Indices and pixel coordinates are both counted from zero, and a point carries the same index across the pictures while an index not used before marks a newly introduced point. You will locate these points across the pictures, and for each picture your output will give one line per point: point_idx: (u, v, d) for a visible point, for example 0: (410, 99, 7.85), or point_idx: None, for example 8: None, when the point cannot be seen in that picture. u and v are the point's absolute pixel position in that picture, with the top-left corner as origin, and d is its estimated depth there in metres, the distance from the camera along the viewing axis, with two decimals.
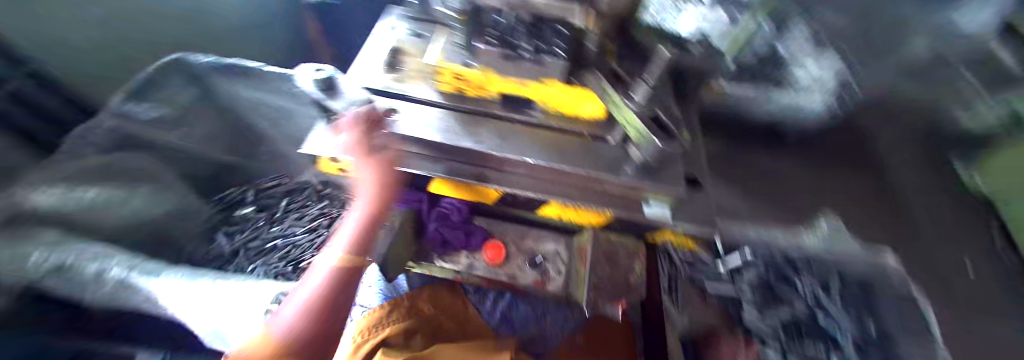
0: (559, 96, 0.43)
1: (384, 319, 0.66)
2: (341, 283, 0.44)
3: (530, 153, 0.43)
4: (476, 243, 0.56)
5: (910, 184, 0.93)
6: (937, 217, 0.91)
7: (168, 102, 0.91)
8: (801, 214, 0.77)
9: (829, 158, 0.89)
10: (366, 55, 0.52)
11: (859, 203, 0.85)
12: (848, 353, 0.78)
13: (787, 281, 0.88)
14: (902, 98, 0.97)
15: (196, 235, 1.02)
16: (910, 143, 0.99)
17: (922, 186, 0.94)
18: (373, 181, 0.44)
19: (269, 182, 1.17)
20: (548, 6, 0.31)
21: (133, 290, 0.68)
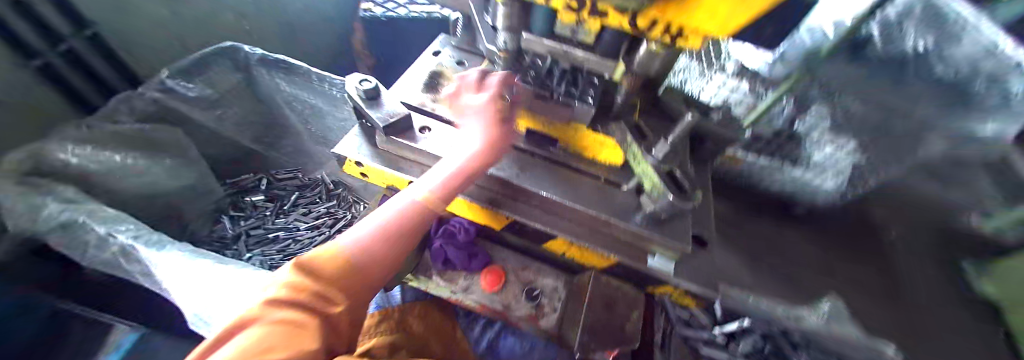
0: (582, 139, 0.47)
1: (372, 329, 0.67)
2: (415, 226, 0.39)
3: (546, 187, 0.45)
4: (474, 267, 0.57)
5: (921, 280, 0.85)
6: (951, 323, 0.81)
7: (211, 85, 0.96)
8: (806, 290, 0.71)
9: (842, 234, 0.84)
10: (408, 77, 0.58)
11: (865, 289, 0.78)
12: None
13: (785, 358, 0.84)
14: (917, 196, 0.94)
15: (204, 213, 1.04)
16: (929, 244, 0.91)
17: (936, 283, 0.86)
18: (489, 137, 0.42)
19: (283, 174, 1.22)
20: (585, 59, 0.37)
21: (132, 259, 0.67)
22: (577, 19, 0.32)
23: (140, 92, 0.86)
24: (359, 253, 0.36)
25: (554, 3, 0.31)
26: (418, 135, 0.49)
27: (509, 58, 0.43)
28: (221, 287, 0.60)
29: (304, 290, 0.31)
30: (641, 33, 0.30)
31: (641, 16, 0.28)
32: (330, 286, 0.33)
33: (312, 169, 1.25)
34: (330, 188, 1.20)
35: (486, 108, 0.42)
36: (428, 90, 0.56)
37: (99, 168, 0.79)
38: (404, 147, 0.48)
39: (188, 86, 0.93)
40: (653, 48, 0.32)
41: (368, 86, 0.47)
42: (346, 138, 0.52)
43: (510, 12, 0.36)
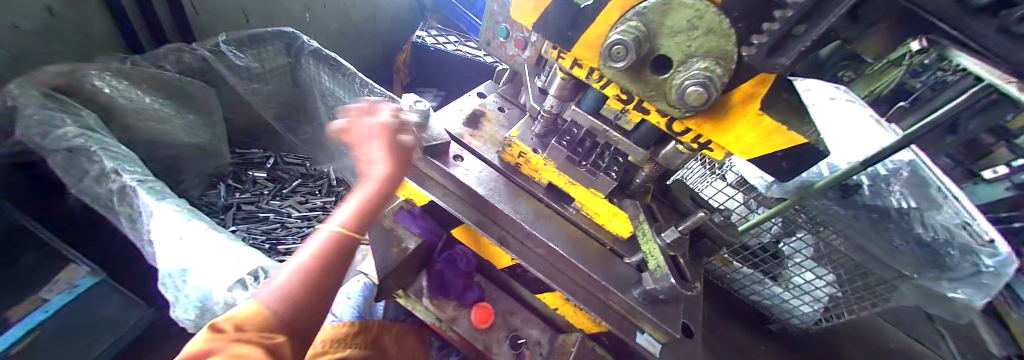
0: (598, 208, 0.50)
1: (348, 339, 0.61)
2: (341, 254, 0.38)
3: (555, 240, 0.48)
4: (468, 300, 0.57)
5: None
6: None
7: (259, 59, 1.04)
8: None
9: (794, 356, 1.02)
10: (450, 109, 0.63)
11: None
12: None
13: None
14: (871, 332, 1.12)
15: (205, 178, 1.04)
16: None
17: None
18: (389, 157, 0.43)
19: (293, 159, 1.25)
20: (621, 141, 0.42)
21: (126, 200, 0.67)
22: (622, 108, 0.38)
23: (193, 49, 0.93)
24: (284, 289, 0.34)
25: (607, 91, 0.37)
26: (451, 161, 0.52)
27: (550, 118, 0.49)
28: (205, 253, 0.58)
29: (233, 329, 0.29)
30: (671, 133, 0.36)
31: (680, 124, 0.34)
32: (264, 323, 0.31)
33: (321, 161, 1.28)
34: (332, 184, 1.21)
35: (383, 136, 0.45)
36: (467, 125, 0.60)
37: (126, 104, 0.81)
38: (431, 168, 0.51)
39: (239, 55, 0.99)
40: (680, 148, 0.38)
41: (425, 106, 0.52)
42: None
43: (565, 86, 0.43)
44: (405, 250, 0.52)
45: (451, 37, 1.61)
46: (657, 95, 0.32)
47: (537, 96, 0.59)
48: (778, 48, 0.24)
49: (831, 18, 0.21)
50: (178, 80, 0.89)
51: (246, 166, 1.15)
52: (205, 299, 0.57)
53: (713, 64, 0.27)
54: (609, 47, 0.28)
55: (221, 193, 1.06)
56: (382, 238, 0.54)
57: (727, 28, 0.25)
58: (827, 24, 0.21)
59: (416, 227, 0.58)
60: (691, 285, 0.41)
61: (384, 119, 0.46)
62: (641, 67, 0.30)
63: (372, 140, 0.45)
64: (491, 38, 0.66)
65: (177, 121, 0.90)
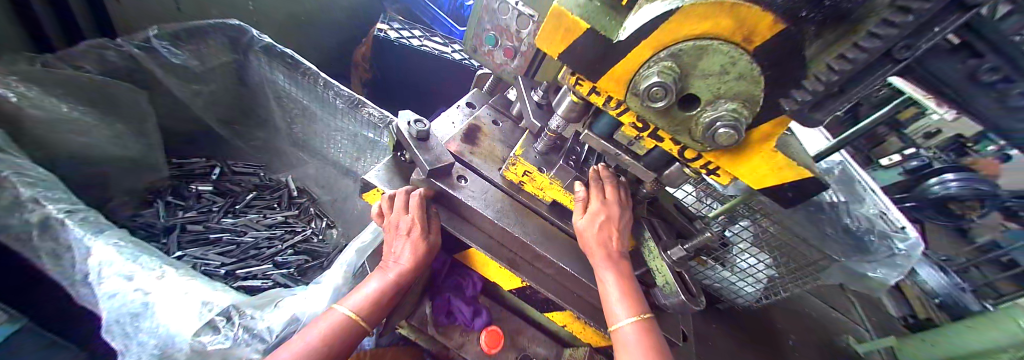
0: None
1: None
2: (345, 338, 0.44)
3: (567, 261, 0.48)
4: (477, 324, 0.59)
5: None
6: None
7: (201, 58, 0.94)
8: None
9: (756, 332, 1.15)
10: (444, 126, 0.63)
11: None
12: None
13: None
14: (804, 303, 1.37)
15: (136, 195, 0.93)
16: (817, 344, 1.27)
17: None
18: (414, 257, 0.48)
19: (243, 169, 1.14)
20: (631, 164, 0.44)
21: (53, 235, 0.58)
22: (636, 135, 0.39)
23: (118, 45, 0.83)
24: None
25: (622, 118, 0.38)
26: (457, 183, 0.50)
27: (556, 137, 0.50)
28: (155, 292, 0.53)
29: None
30: (683, 159, 0.39)
31: (694, 153, 0.37)
32: None
33: (276, 170, 1.19)
34: (293, 195, 1.13)
35: (412, 226, 0.47)
36: (464, 142, 0.59)
37: (39, 114, 0.70)
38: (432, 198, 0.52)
39: (175, 52, 0.90)
40: (687, 171, 0.41)
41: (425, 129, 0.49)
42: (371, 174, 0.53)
43: (574, 108, 0.43)
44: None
45: (415, 31, 1.53)
46: (680, 130, 0.33)
47: (534, 110, 0.59)
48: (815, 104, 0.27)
49: (857, 93, 0.27)
50: (101, 82, 0.78)
51: (195, 178, 1.06)
52: (163, 345, 0.52)
53: (740, 106, 0.29)
54: (645, 89, 0.29)
55: (161, 212, 0.94)
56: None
57: (758, 76, 0.27)
58: (846, 98, 0.27)
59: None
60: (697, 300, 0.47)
61: (416, 204, 0.48)
62: (669, 107, 0.31)
63: (400, 230, 0.48)
64: (476, 45, 0.60)
65: (91, 132, 0.79)
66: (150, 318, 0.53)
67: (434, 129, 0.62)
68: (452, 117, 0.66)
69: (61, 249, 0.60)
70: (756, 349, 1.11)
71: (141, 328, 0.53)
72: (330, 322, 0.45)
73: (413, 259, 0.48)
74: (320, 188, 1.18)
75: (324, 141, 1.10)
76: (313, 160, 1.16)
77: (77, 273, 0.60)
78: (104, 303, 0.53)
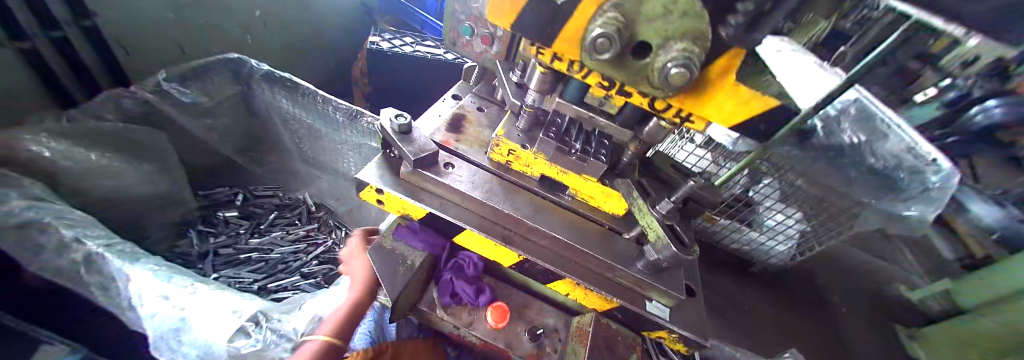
0: (591, 190, 0.55)
1: None
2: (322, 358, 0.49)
3: (556, 231, 0.52)
4: (483, 302, 0.63)
5: (850, 321, 1.24)
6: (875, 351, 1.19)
7: (207, 92, 0.99)
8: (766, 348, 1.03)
9: (791, 292, 1.22)
10: (431, 118, 0.64)
11: (804, 331, 1.13)
12: None
13: None
14: (836, 259, 1.46)
15: (170, 230, 1.01)
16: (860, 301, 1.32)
17: (868, 332, 1.24)
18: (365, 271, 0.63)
19: (264, 191, 1.23)
20: (609, 126, 0.48)
21: (97, 268, 0.65)
22: (605, 94, 0.40)
23: (132, 92, 0.89)
24: None
25: (589, 80, 0.38)
26: (443, 170, 0.53)
27: (534, 111, 0.52)
28: (190, 305, 0.59)
29: None
30: (655, 112, 0.40)
31: (664, 102, 0.38)
32: None
33: (293, 189, 1.27)
34: (312, 210, 1.20)
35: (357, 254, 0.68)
36: (451, 130, 0.61)
37: (72, 165, 0.77)
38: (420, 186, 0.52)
39: (183, 91, 0.95)
40: (664, 124, 0.43)
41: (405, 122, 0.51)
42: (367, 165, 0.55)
43: (545, 80, 0.44)
44: (412, 268, 0.56)
45: (406, 38, 1.55)
46: (640, 79, 0.34)
47: (515, 91, 0.60)
48: (753, 26, 0.27)
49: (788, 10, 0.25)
50: (123, 129, 0.86)
51: (223, 205, 1.15)
52: (204, 351, 0.57)
53: (691, 44, 0.28)
54: (592, 42, 0.29)
55: (194, 241, 1.04)
56: (388, 259, 0.56)
57: (699, 10, 0.27)
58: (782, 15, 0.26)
59: (419, 241, 0.60)
60: (690, 250, 0.46)
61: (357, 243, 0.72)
62: (623, 58, 0.32)
63: (354, 260, 0.67)
64: (455, 38, 0.62)
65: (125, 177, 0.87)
66: (189, 332, 0.58)
67: (420, 121, 0.64)
68: (441, 108, 0.68)
69: (107, 282, 0.67)
70: (791, 306, 1.18)
71: (183, 341, 0.58)
72: (307, 351, 0.50)
73: (363, 267, 0.64)
74: (336, 201, 1.25)
75: (332, 155, 1.15)
76: (325, 175, 1.22)
77: (126, 302, 0.67)
78: (149, 321, 0.59)
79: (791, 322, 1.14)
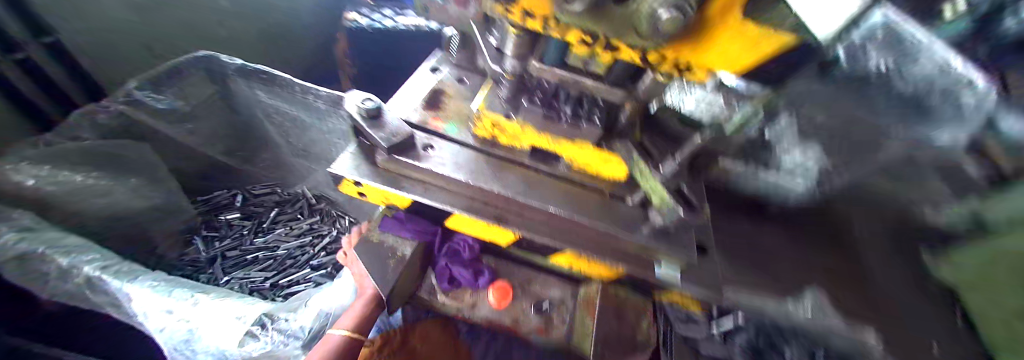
0: (585, 156, 0.52)
1: None
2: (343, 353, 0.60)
3: (552, 203, 0.49)
4: (483, 283, 0.65)
5: (873, 254, 1.05)
6: (899, 281, 1.02)
7: (180, 96, 0.98)
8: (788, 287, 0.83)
9: (806, 226, 1.03)
10: (410, 98, 0.59)
11: (824, 269, 0.94)
12: None
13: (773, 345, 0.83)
14: (872, 186, 1.13)
15: (174, 235, 1.13)
16: (881, 232, 1.10)
17: (894, 268, 1.05)
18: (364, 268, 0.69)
19: (262, 189, 1.30)
20: (599, 88, 0.42)
21: (99, 289, 0.73)
22: (589, 52, 0.34)
23: (105, 105, 0.90)
24: None
25: (568, 37, 0.33)
26: (422, 152, 0.50)
27: (514, 77, 0.47)
28: (192, 315, 0.69)
29: None
30: (647, 64, 0.36)
31: (655, 53, 0.34)
32: None
33: (291, 183, 1.32)
34: (312, 203, 1.28)
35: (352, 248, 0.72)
36: (428, 109, 0.57)
37: (57, 189, 0.84)
38: (400, 173, 0.49)
39: (157, 98, 0.96)
40: (660, 78, 0.38)
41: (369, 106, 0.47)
42: (341, 156, 0.51)
43: (521, 42, 0.39)
44: (403, 259, 0.56)
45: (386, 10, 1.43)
46: (625, 31, 0.29)
47: (494, 56, 0.54)
48: None
49: None
50: (101, 146, 0.90)
51: (222, 208, 1.25)
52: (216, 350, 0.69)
53: None
54: None
55: (200, 247, 1.16)
56: (375, 252, 0.57)
57: None
58: None
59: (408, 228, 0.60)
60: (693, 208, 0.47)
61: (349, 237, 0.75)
62: (602, 6, 0.27)
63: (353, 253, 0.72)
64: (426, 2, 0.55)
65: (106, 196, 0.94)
66: (197, 340, 0.70)
67: (393, 99, 0.60)
68: (416, 82, 0.64)
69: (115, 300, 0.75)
70: (806, 240, 1.00)
71: (195, 347, 0.70)
72: (331, 347, 0.61)
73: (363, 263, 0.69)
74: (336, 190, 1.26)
75: (321, 145, 1.12)
76: (319, 167, 1.20)
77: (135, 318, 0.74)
78: (160, 334, 0.71)
79: (812, 260, 0.95)
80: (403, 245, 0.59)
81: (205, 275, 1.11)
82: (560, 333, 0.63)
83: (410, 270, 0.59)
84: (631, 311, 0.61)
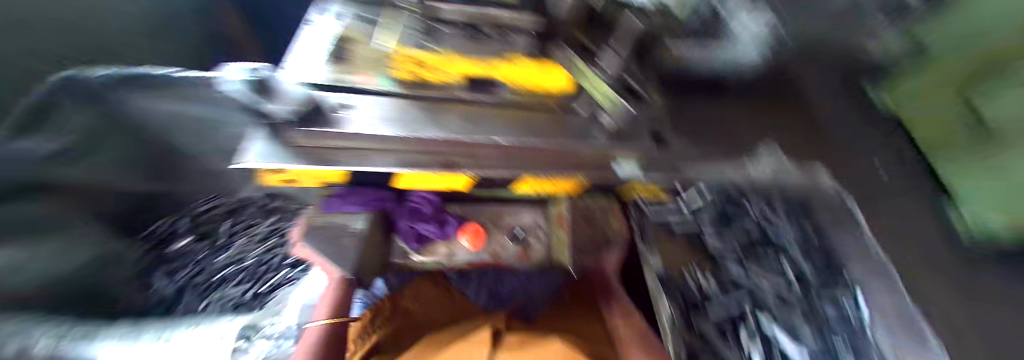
0: (519, 71, 0.59)
1: (369, 326, 0.72)
2: (328, 336, 0.64)
3: (496, 133, 0.54)
4: (452, 231, 0.85)
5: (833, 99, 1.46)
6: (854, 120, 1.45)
7: (66, 132, 0.97)
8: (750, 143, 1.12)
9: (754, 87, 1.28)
10: (310, 66, 0.57)
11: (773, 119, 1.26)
12: (804, 265, 1.08)
13: (738, 206, 1.21)
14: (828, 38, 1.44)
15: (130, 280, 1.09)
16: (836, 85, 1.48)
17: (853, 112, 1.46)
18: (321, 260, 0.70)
19: (203, 207, 1.32)
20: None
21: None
22: None
23: None
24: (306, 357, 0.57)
25: None
26: (339, 116, 0.51)
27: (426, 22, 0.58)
28: None
29: None
30: None
31: None
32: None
33: (235, 189, 1.40)
34: (266, 202, 1.39)
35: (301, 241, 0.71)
36: (345, 69, 0.57)
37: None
38: (324, 148, 0.51)
39: (39, 140, 0.90)
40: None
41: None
42: (247, 148, 0.50)
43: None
44: (358, 233, 0.72)
45: None
46: None
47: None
48: None
49: None
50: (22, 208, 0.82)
51: (170, 239, 1.24)
52: None
53: None
54: None
55: (162, 282, 1.15)
56: (331, 236, 0.72)
57: None
58: None
59: (353, 204, 0.74)
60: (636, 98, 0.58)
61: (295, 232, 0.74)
62: None
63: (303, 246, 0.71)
64: None
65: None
66: None
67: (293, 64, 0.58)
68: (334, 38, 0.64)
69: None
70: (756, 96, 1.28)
71: None
72: (315, 335, 0.64)
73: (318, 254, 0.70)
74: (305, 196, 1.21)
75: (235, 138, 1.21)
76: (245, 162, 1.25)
77: None
78: None
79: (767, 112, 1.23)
80: (353, 223, 0.73)
81: (183, 307, 1.13)
82: (535, 252, 0.90)
83: (370, 238, 0.75)
84: (596, 215, 0.87)
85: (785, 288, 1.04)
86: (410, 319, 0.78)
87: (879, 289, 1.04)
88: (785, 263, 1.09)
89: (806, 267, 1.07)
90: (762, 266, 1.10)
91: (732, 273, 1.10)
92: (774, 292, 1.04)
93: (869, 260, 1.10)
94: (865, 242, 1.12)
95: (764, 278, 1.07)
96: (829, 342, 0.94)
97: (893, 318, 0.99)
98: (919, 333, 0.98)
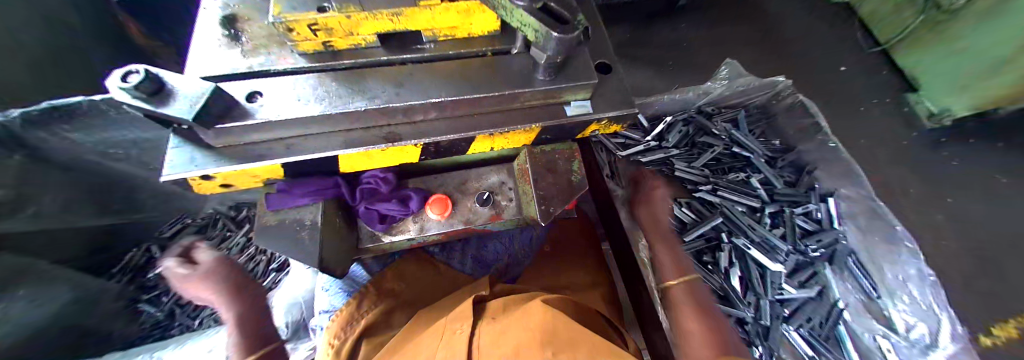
0: (443, 17, 0.49)
1: (353, 315, 0.81)
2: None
3: (431, 92, 0.49)
4: (417, 205, 0.74)
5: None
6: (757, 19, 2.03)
7: None
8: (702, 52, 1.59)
9: None
10: (214, 53, 0.51)
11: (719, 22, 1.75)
12: (765, 175, 1.49)
13: (707, 133, 1.57)
14: None
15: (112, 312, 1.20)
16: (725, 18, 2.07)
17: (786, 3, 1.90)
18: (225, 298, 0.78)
19: (168, 231, 1.43)
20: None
21: None
22: None
23: None
24: None
25: None
26: (249, 105, 0.45)
27: None
28: None
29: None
30: None
31: None
32: None
33: (195, 211, 1.47)
34: (229, 216, 1.48)
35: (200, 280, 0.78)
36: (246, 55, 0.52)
37: None
38: (246, 143, 0.49)
39: None
40: None
41: (130, 86, 0.35)
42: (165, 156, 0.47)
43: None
44: (316, 224, 0.63)
45: None
46: None
47: None
48: None
49: None
50: None
51: (143, 269, 1.36)
52: None
53: None
54: None
55: (150, 309, 1.30)
56: (282, 236, 0.62)
57: None
58: None
59: (301, 195, 0.61)
60: (572, 26, 0.41)
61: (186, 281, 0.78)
62: None
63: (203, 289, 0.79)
64: None
65: (18, 303, 0.92)
66: None
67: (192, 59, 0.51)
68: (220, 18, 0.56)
69: None
70: None
71: None
72: None
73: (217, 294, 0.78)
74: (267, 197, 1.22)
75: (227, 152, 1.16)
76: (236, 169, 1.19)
77: None
78: None
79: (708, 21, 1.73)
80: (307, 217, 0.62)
81: (176, 326, 1.29)
82: (507, 211, 0.80)
83: (332, 226, 0.67)
84: (559, 164, 0.72)
85: (754, 203, 1.43)
86: (394, 298, 0.89)
87: (851, 194, 1.41)
88: (753, 177, 1.49)
89: (770, 178, 1.48)
90: (733, 185, 1.47)
91: (710, 195, 1.44)
92: (743, 205, 1.43)
93: (832, 158, 1.48)
94: (823, 141, 1.49)
95: (739, 197, 1.44)
96: (799, 246, 1.36)
97: (860, 217, 1.38)
98: (892, 236, 1.29)
